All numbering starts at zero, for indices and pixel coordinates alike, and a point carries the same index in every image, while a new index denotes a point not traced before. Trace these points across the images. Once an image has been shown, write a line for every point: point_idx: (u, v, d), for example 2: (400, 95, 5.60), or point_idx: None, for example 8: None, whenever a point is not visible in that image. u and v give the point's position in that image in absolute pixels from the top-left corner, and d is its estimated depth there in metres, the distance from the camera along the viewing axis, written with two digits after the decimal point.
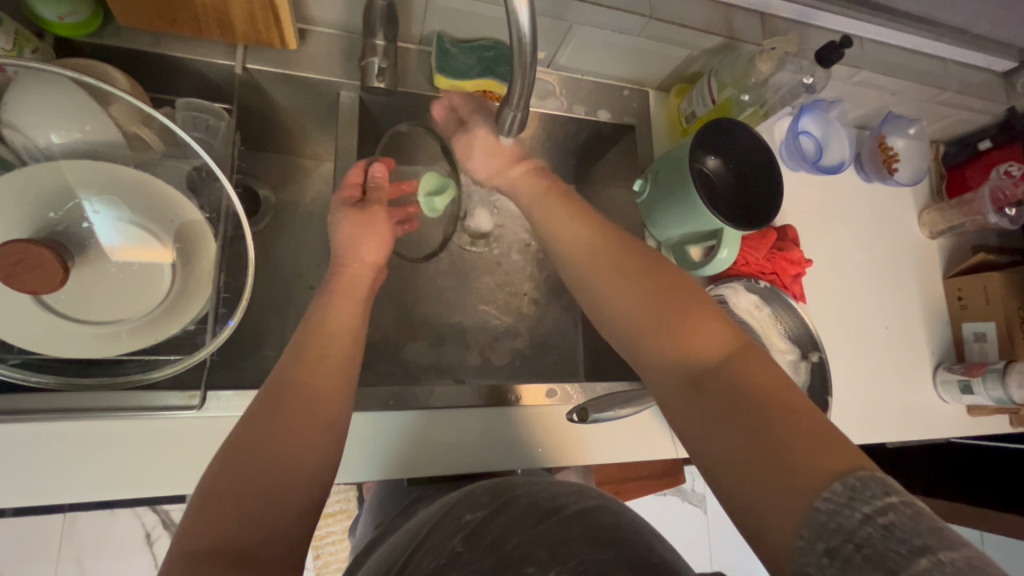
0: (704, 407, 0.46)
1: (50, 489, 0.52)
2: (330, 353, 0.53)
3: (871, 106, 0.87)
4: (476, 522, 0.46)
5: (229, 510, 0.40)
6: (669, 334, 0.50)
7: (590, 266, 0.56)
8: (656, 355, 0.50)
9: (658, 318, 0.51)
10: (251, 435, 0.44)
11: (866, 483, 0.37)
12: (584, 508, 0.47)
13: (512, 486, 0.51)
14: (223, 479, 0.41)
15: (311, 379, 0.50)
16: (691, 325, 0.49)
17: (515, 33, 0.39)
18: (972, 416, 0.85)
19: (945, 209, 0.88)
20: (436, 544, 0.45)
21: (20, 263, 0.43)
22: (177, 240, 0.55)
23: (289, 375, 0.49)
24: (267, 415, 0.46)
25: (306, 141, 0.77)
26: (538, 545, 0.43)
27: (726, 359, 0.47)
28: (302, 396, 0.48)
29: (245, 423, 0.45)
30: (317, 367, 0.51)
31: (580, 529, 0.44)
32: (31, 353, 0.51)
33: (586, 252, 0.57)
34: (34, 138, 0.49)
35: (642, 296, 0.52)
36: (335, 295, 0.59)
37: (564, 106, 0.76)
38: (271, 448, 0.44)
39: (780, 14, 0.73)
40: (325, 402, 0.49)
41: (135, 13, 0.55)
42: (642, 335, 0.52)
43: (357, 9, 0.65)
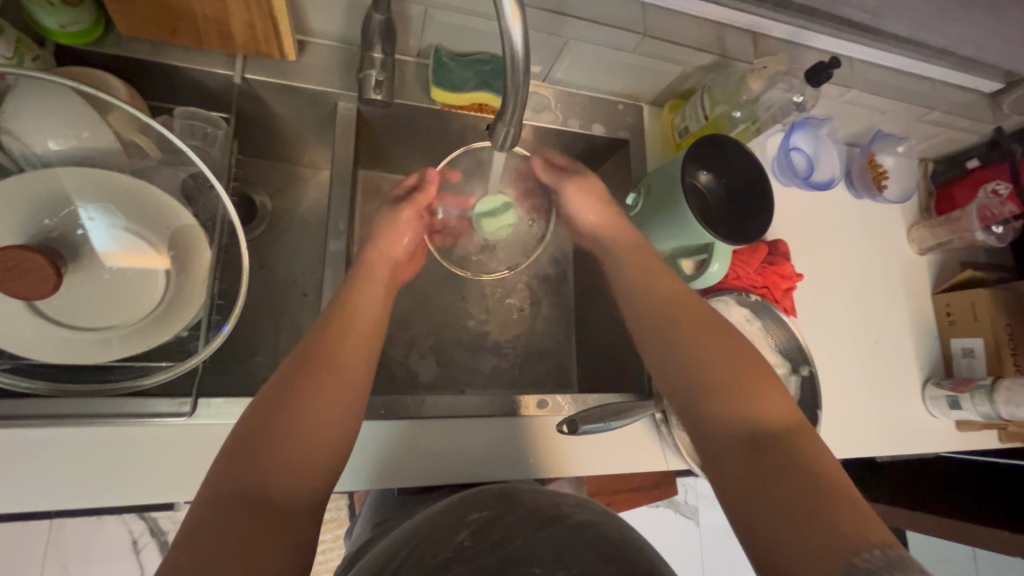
0: (754, 462, 0.47)
1: (34, 497, 0.52)
2: (358, 333, 0.53)
3: (861, 124, 0.88)
4: (482, 521, 0.47)
5: (261, 464, 0.42)
6: (733, 389, 0.51)
7: (663, 302, 0.59)
8: (704, 393, 0.52)
9: (724, 369, 0.52)
10: (288, 404, 0.45)
11: (902, 556, 0.39)
12: (587, 519, 0.48)
13: (516, 492, 0.51)
14: (259, 436, 0.43)
15: (343, 357, 0.50)
16: (756, 387, 0.51)
17: (509, 51, 0.40)
18: (960, 431, 0.86)
19: (933, 226, 0.89)
20: (442, 538, 0.46)
21: (11, 270, 0.43)
22: (171, 247, 0.55)
23: (325, 350, 0.50)
24: (303, 382, 0.47)
25: (303, 151, 0.77)
26: (543, 549, 0.44)
27: (783, 427, 0.48)
28: (339, 374, 0.49)
29: (282, 390, 0.46)
30: (349, 344, 0.52)
31: (587, 539, 0.45)
32: (20, 359, 0.50)
33: (659, 290, 0.60)
34: (31, 145, 0.49)
35: (710, 347, 0.54)
36: (360, 280, 0.59)
37: (560, 120, 0.77)
38: (303, 417, 0.45)
39: (772, 33, 0.74)
40: (352, 381, 0.50)
41: (135, 22, 0.56)
42: (701, 380, 0.53)
43: (356, 22, 0.66)
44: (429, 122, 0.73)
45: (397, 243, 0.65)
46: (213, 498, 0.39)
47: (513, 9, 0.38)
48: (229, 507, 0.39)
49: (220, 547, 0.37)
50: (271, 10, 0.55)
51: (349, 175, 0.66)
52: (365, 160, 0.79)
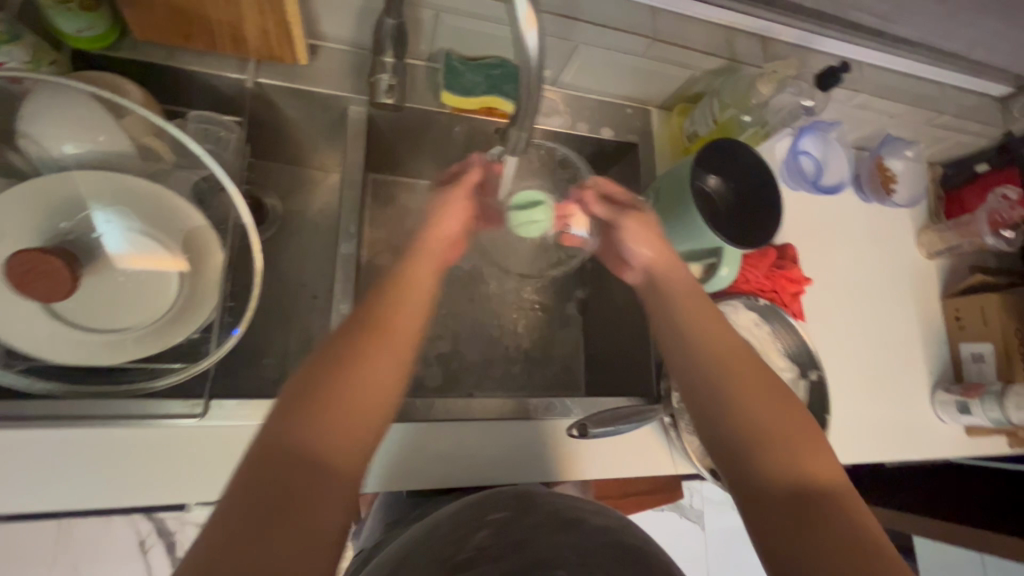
0: (813, 530, 0.44)
1: (48, 496, 0.52)
2: (411, 297, 0.49)
3: (869, 128, 0.88)
4: (501, 522, 0.49)
5: (309, 432, 0.39)
6: (794, 449, 0.48)
7: (719, 342, 0.54)
8: (751, 418, 0.50)
9: (785, 427, 0.49)
10: (336, 371, 0.42)
11: None
12: (604, 523, 0.50)
13: (534, 496, 0.51)
14: (306, 399, 0.41)
15: (397, 323, 0.47)
16: (815, 448, 0.48)
17: (524, 57, 0.40)
18: (970, 436, 0.85)
19: (943, 230, 0.89)
20: (463, 538, 0.48)
21: (30, 272, 0.44)
22: (183, 249, 0.56)
23: (376, 315, 0.46)
24: (353, 348, 0.44)
25: (314, 154, 0.78)
26: (567, 552, 0.48)
27: (841, 492, 0.46)
28: (391, 341, 0.45)
29: (331, 359, 0.43)
30: (401, 310, 0.48)
31: (609, 545, 0.48)
32: (36, 360, 0.51)
33: (712, 328, 0.55)
34: (49, 148, 0.50)
35: (754, 372, 0.52)
36: (415, 251, 0.54)
37: (568, 123, 0.77)
38: (353, 384, 0.42)
39: (781, 37, 0.74)
40: (384, 366, 0.44)
41: (151, 28, 0.57)
42: (759, 434, 0.49)
43: (368, 26, 0.66)
44: (439, 125, 0.73)
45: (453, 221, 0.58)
46: (258, 459, 0.38)
47: (528, 15, 0.38)
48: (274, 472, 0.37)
49: (256, 527, 0.35)
50: (285, 15, 0.55)
51: (359, 178, 0.66)
52: (375, 164, 0.80)
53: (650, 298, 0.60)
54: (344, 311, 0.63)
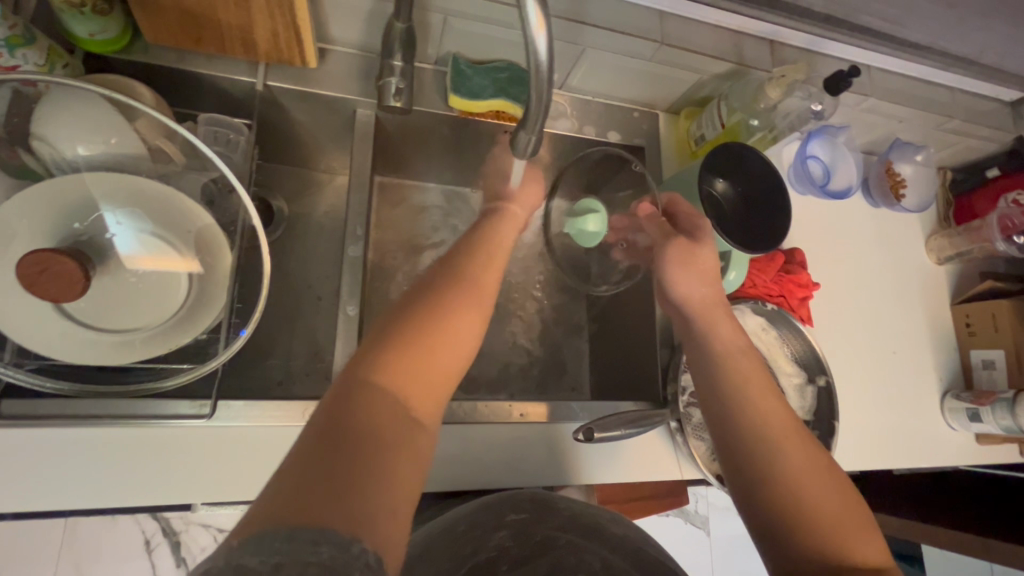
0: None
1: (57, 494, 0.53)
2: (490, 279, 0.52)
3: (878, 133, 0.88)
4: (519, 523, 0.52)
5: (397, 381, 0.41)
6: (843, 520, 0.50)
7: (771, 409, 0.55)
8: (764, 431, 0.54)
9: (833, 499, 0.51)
10: (422, 328, 0.44)
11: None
12: (624, 533, 0.53)
13: (554, 501, 0.54)
14: (394, 351, 0.42)
15: (476, 298, 0.49)
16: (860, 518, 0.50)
17: (533, 61, 0.40)
18: (980, 444, 0.84)
19: (953, 235, 0.88)
20: (484, 538, 0.51)
21: (43, 271, 0.44)
22: (193, 249, 0.56)
23: (457, 286, 0.49)
24: (438, 305, 0.47)
25: (322, 156, 0.78)
26: (590, 556, 0.51)
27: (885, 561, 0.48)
28: (471, 311, 0.48)
29: (414, 319, 0.45)
30: (480, 286, 0.50)
31: (624, 556, 0.51)
32: (47, 359, 0.51)
33: (761, 388, 0.57)
34: (61, 149, 0.51)
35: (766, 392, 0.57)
36: (489, 223, 0.58)
37: (575, 127, 0.77)
38: (437, 343, 0.44)
39: (789, 41, 0.74)
40: (467, 325, 0.47)
41: (162, 31, 0.57)
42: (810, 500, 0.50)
43: (376, 30, 0.67)
44: (446, 128, 0.73)
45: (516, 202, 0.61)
46: (348, 397, 0.39)
47: (537, 18, 0.38)
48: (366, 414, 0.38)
49: (342, 452, 0.35)
50: (295, 19, 0.56)
51: (367, 181, 0.67)
52: (382, 166, 0.80)
53: (695, 347, 0.62)
54: (351, 312, 0.63)
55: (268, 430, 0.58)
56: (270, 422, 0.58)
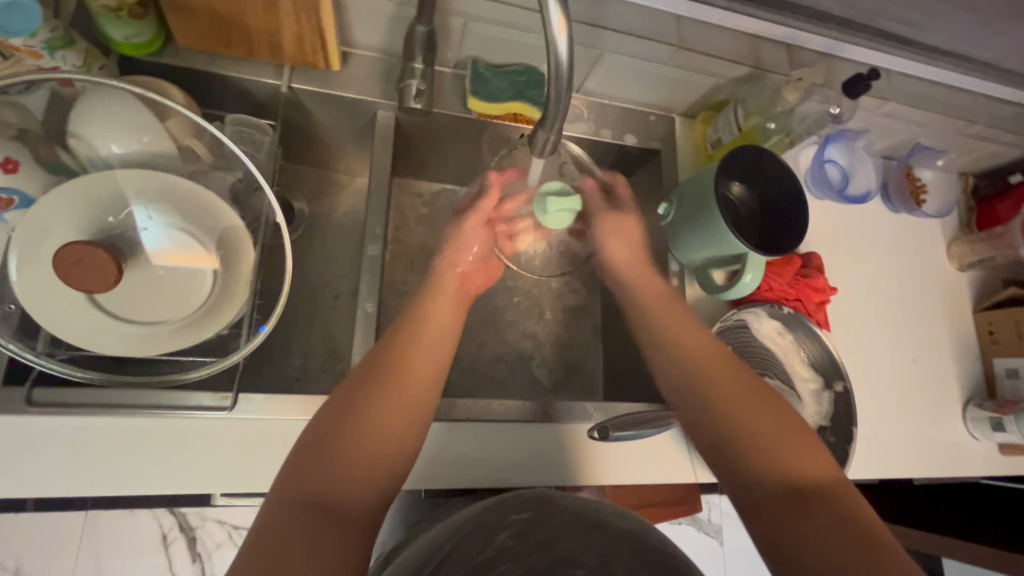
0: (797, 515, 0.46)
1: (81, 482, 0.54)
2: (425, 363, 0.54)
3: (897, 137, 0.87)
4: (524, 522, 0.50)
5: (341, 458, 0.44)
6: (772, 442, 0.51)
7: (700, 350, 0.59)
8: (725, 420, 0.53)
9: (760, 424, 0.52)
10: (373, 381, 0.50)
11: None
12: (628, 526, 0.50)
13: (553, 500, 0.52)
14: (349, 408, 0.47)
15: (405, 387, 0.50)
16: (796, 438, 0.51)
17: (554, 62, 0.41)
18: (1003, 454, 0.82)
19: (975, 241, 0.87)
20: (484, 539, 0.48)
21: (78, 262, 0.46)
22: (218, 247, 0.58)
23: (406, 339, 0.54)
24: (390, 355, 0.52)
25: (342, 158, 0.80)
26: (591, 553, 0.47)
27: (825, 481, 0.48)
28: (423, 367, 0.53)
29: (360, 382, 0.50)
30: (411, 374, 0.52)
31: (630, 545, 0.48)
32: (78, 349, 0.53)
33: (690, 331, 0.61)
34: (96, 148, 0.53)
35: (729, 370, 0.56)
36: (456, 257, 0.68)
37: (592, 129, 0.78)
38: (380, 419, 0.47)
39: (808, 45, 0.72)
40: (420, 377, 0.52)
41: (193, 35, 0.59)
42: (737, 427, 0.52)
43: (398, 34, 0.68)
44: (464, 131, 0.74)
45: (466, 256, 0.68)
46: (279, 503, 0.41)
47: (559, 20, 0.39)
48: (295, 513, 0.40)
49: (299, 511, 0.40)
50: (321, 22, 0.58)
51: (386, 182, 0.68)
52: (400, 168, 0.81)
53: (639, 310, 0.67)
54: (369, 310, 0.64)
55: (288, 424, 0.59)
56: (290, 415, 0.59)
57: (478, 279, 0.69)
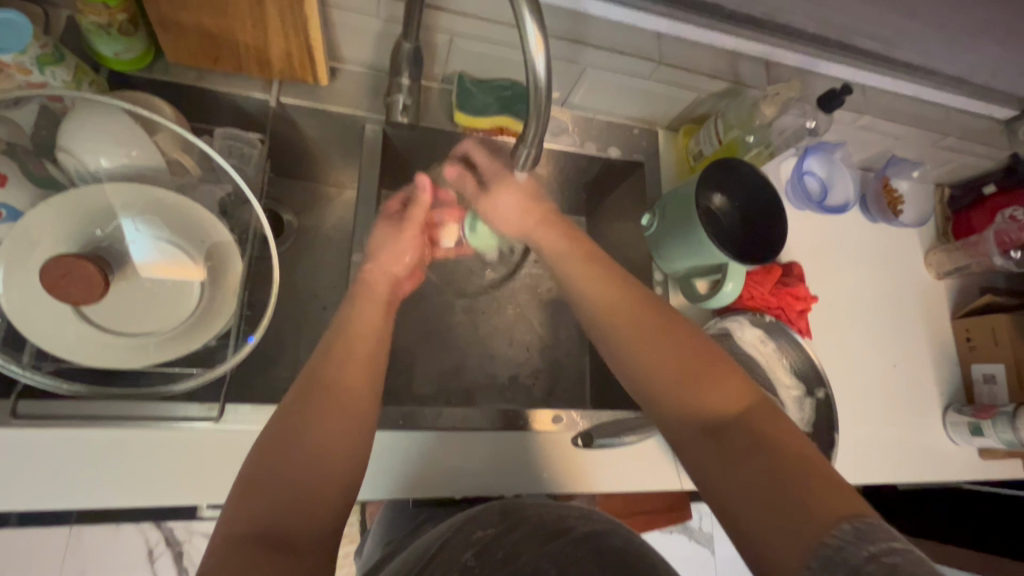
0: (718, 454, 0.47)
1: (61, 496, 0.54)
2: (357, 380, 0.53)
3: (874, 150, 0.90)
4: (488, 538, 0.50)
5: (279, 475, 0.44)
6: (684, 383, 0.51)
7: (609, 299, 0.59)
8: (667, 396, 0.52)
9: (699, 394, 0.50)
10: (310, 393, 0.50)
11: (870, 527, 0.39)
12: (590, 530, 0.51)
13: (521, 507, 0.55)
14: (286, 422, 0.48)
15: (340, 395, 0.51)
16: (706, 374, 0.51)
17: (533, 78, 0.43)
18: (983, 458, 0.84)
19: (952, 250, 0.89)
20: (449, 558, 0.48)
21: (64, 277, 0.46)
22: (207, 259, 0.58)
23: (342, 346, 0.55)
24: (323, 363, 0.53)
25: (331, 170, 0.81)
26: (548, 561, 0.47)
27: (743, 409, 0.49)
28: (359, 369, 0.54)
29: (299, 396, 0.50)
30: (345, 383, 0.52)
31: (590, 548, 0.48)
32: (64, 361, 0.53)
33: (593, 282, 0.61)
34: (85, 162, 0.53)
35: (663, 337, 0.54)
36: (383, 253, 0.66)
37: (576, 142, 0.79)
38: (320, 432, 0.48)
39: (784, 61, 0.76)
40: (355, 379, 0.53)
41: (183, 51, 0.61)
42: (650, 378, 0.53)
43: (385, 50, 0.70)
44: (450, 145, 0.76)
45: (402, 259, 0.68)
46: (228, 541, 0.40)
47: (537, 38, 0.41)
48: (247, 547, 0.40)
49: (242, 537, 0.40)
50: (309, 39, 0.59)
51: (373, 194, 0.69)
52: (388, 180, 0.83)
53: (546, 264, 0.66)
54: None
55: None
56: None
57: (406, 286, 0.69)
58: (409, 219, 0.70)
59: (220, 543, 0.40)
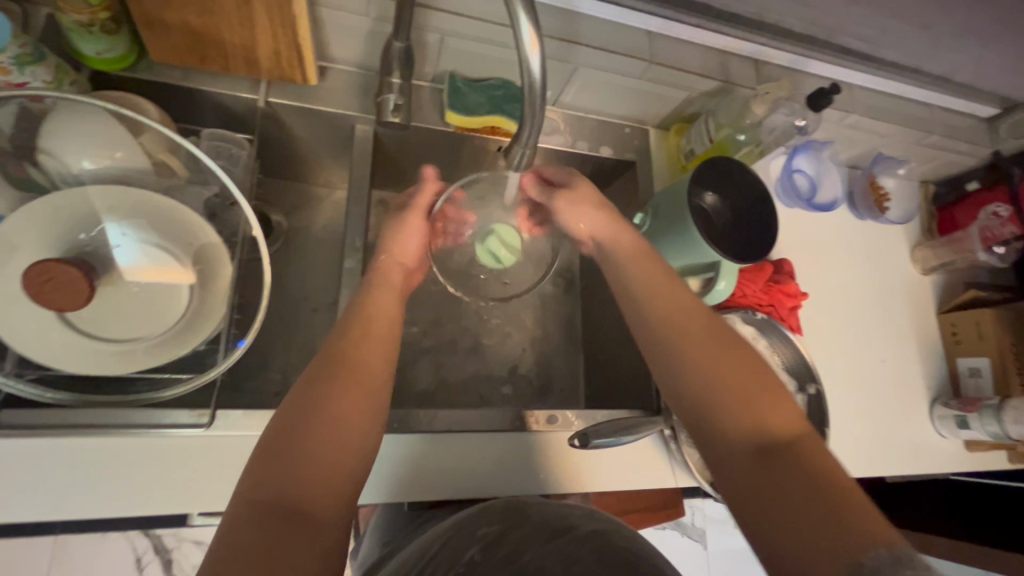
0: (767, 476, 0.48)
1: (46, 508, 0.52)
2: (375, 366, 0.52)
3: (861, 147, 0.91)
4: (493, 535, 0.51)
5: (305, 453, 0.45)
6: (744, 404, 0.51)
7: (659, 307, 0.58)
8: (714, 413, 0.52)
9: (747, 416, 0.51)
10: (335, 367, 0.50)
11: (909, 555, 0.41)
12: (593, 528, 0.53)
13: (525, 503, 0.55)
14: (316, 398, 0.48)
15: (363, 370, 0.51)
16: (764, 401, 0.52)
17: (527, 80, 0.43)
18: (969, 451, 0.86)
19: (936, 246, 0.91)
20: (453, 553, 0.50)
21: (49, 281, 0.45)
22: (195, 262, 0.57)
23: (362, 324, 0.55)
24: (350, 341, 0.53)
25: (321, 171, 0.80)
26: (551, 561, 0.49)
27: (790, 437, 0.50)
28: (379, 345, 0.54)
29: (325, 367, 0.50)
30: (365, 359, 0.52)
31: (592, 547, 0.50)
32: (47, 369, 0.52)
33: (646, 287, 0.59)
34: (67, 163, 0.52)
35: (713, 353, 0.54)
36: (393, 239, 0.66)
37: (568, 142, 0.79)
38: (345, 408, 0.48)
39: (773, 61, 0.76)
40: (376, 356, 0.53)
41: (168, 51, 0.59)
42: (698, 391, 0.53)
43: (375, 49, 0.69)
44: (442, 144, 0.75)
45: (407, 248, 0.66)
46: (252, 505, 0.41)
47: (531, 38, 0.41)
48: (265, 516, 0.41)
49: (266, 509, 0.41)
50: (298, 38, 0.58)
51: (365, 195, 0.68)
52: (379, 180, 0.82)
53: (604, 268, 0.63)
54: None
55: None
56: None
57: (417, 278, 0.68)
58: (413, 207, 0.67)
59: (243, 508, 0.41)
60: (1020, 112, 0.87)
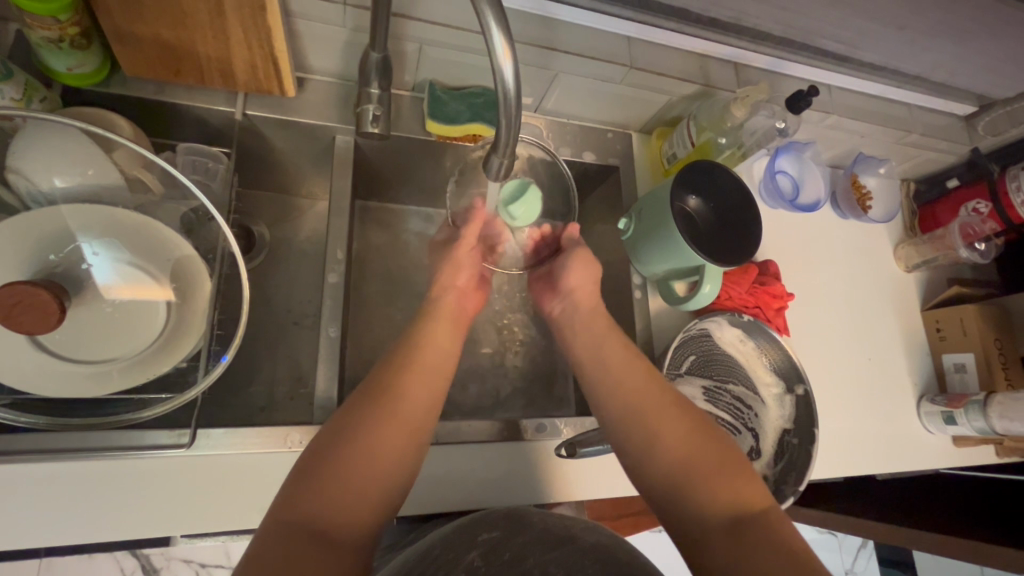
0: (742, 552, 0.49)
1: (23, 534, 0.51)
2: (423, 432, 0.55)
3: (842, 147, 0.92)
4: (494, 541, 0.51)
5: (338, 477, 0.47)
6: (717, 482, 0.54)
7: (634, 386, 0.62)
8: (692, 488, 0.54)
9: (720, 494, 0.53)
10: (376, 401, 0.53)
11: None
12: (596, 541, 0.52)
13: (528, 515, 0.54)
14: (354, 429, 0.50)
15: (401, 403, 0.54)
16: (737, 478, 0.54)
17: (502, 88, 0.42)
18: (957, 447, 0.86)
19: (919, 244, 0.92)
20: (453, 559, 0.49)
21: (16, 306, 0.44)
22: (173, 280, 0.56)
23: (404, 357, 0.58)
24: (396, 375, 0.56)
25: (303, 182, 0.79)
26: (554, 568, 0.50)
27: (762, 513, 0.52)
28: (420, 375, 0.57)
29: (377, 396, 0.53)
30: (407, 392, 0.55)
31: (597, 559, 0.50)
32: (21, 394, 0.51)
33: (619, 367, 0.64)
34: (36, 182, 0.51)
35: (685, 432, 0.58)
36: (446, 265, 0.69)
37: (551, 148, 0.80)
38: (382, 440, 0.50)
39: (752, 63, 0.77)
40: (420, 389, 0.56)
41: (141, 64, 0.58)
42: (674, 468, 0.56)
43: (353, 60, 0.69)
44: (424, 153, 0.75)
45: (460, 278, 0.69)
46: (275, 527, 0.43)
47: (504, 47, 0.41)
48: (288, 537, 0.43)
49: (293, 533, 0.43)
50: (274, 51, 0.58)
51: (347, 206, 0.68)
52: (363, 191, 0.81)
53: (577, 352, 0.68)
54: (332, 334, 0.63)
55: (251, 458, 0.58)
56: (252, 447, 0.57)
57: (473, 301, 0.70)
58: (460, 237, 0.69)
59: (268, 527, 0.43)
60: (997, 109, 0.88)
